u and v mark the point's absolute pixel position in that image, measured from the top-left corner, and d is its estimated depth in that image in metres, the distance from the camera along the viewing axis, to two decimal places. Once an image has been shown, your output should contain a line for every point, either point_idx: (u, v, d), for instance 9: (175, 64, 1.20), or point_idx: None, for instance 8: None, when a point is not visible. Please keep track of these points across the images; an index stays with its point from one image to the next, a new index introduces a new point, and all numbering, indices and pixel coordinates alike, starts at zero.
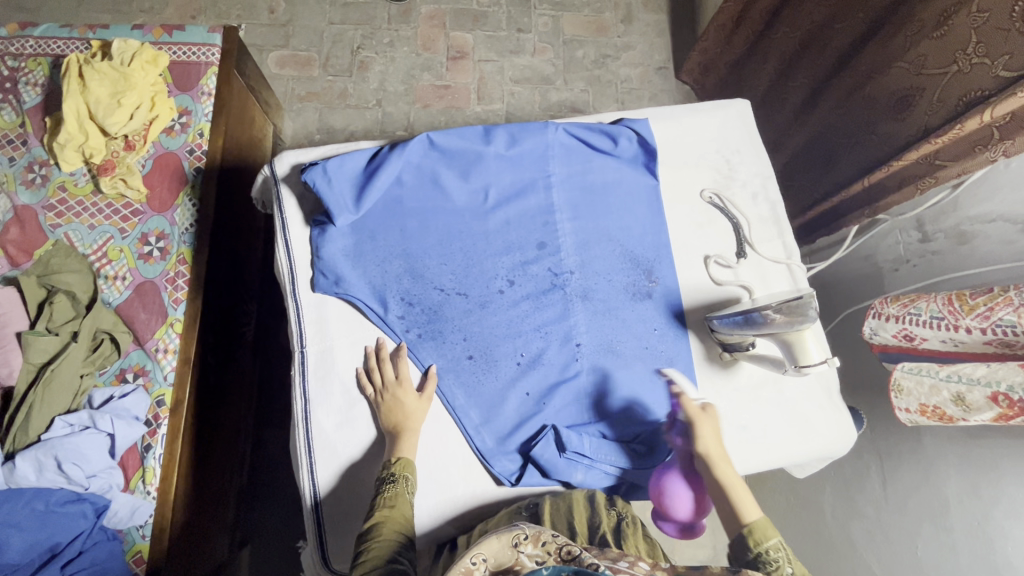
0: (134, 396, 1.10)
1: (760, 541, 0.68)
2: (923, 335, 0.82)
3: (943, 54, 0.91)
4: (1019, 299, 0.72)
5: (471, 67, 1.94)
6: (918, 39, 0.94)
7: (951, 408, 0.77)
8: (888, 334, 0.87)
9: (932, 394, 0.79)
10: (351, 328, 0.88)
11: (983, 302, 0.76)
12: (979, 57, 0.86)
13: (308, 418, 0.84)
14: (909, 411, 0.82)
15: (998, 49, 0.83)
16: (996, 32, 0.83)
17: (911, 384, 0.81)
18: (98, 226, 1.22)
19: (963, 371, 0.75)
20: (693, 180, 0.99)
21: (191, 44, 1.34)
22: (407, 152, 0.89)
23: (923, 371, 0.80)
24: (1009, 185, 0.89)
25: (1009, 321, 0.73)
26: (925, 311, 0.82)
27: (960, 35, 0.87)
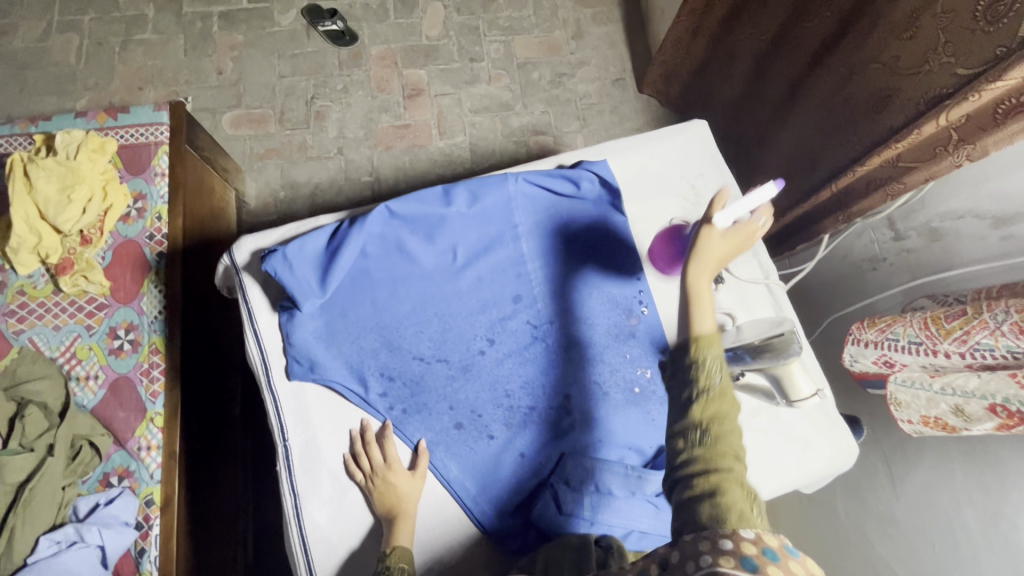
0: (120, 500, 1.06)
1: (701, 348, 0.62)
2: (903, 360, 0.83)
3: (915, 54, 0.89)
4: (994, 321, 0.72)
5: (429, 103, 1.92)
6: (888, 43, 0.94)
7: (954, 419, 0.78)
8: (868, 361, 0.88)
9: (931, 407, 0.80)
10: (333, 413, 0.85)
11: (959, 325, 0.75)
12: (946, 57, 0.84)
13: (300, 513, 0.81)
14: (912, 423, 0.84)
15: (961, 47, 0.81)
16: (962, 32, 0.81)
17: (908, 398, 0.83)
18: (63, 326, 1.18)
19: (956, 383, 0.76)
20: (661, 211, 0.98)
21: (138, 126, 1.31)
22: (367, 225, 0.86)
23: (917, 384, 0.81)
24: (970, 182, 0.89)
25: (988, 344, 0.72)
26: (903, 337, 0.82)
27: (928, 37, 0.86)
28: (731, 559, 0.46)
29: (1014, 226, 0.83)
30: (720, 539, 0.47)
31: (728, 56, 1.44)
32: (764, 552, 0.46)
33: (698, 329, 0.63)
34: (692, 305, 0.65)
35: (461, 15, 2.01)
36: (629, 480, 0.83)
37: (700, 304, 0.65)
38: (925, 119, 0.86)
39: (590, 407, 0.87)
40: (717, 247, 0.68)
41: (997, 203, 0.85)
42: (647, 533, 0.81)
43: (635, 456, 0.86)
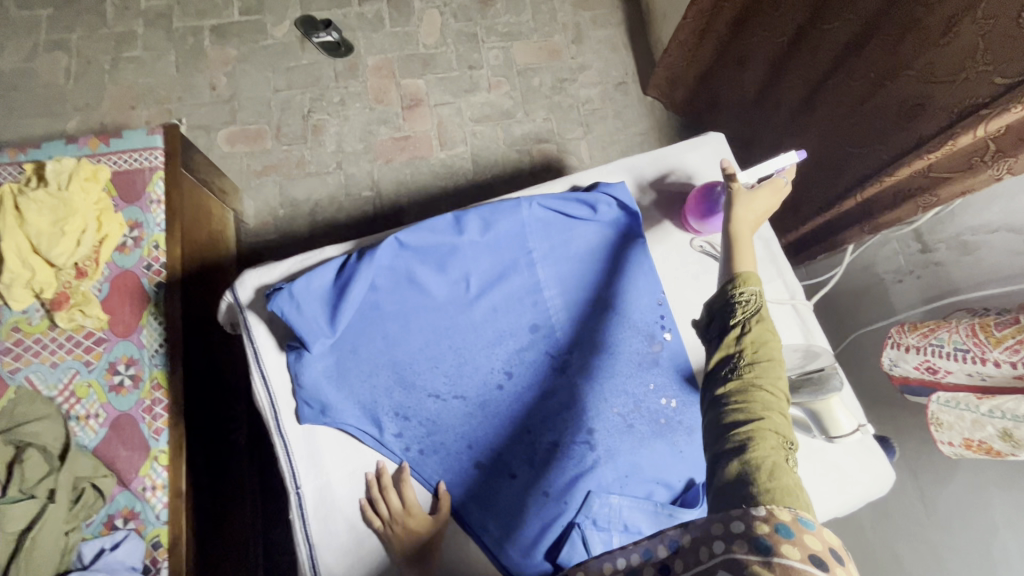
0: (126, 545, 1.02)
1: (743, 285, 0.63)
2: (948, 368, 0.80)
3: (951, 62, 0.85)
4: None
5: (428, 113, 1.88)
6: (923, 49, 0.89)
7: (999, 444, 0.73)
8: (910, 366, 0.86)
9: (975, 429, 0.75)
10: (347, 457, 0.82)
11: (1011, 334, 0.72)
12: (983, 65, 0.80)
13: (316, 565, 0.77)
14: (953, 445, 0.79)
15: (1001, 53, 0.78)
16: (1002, 39, 0.77)
17: (951, 419, 0.78)
18: (61, 362, 1.14)
19: (1005, 406, 0.71)
20: (681, 232, 0.94)
21: (131, 150, 1.26)
22: (377, 258, 0.82)
23: (962, 405, 0.77)
24: (1007, 195, 0.84)
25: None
26: (948, 343, 0.80)
27: (964, 43, 0.82)
28: (743, 541, 0.46)
29: None
30: (733, 521, 0.47)
31: (744, 60, 1.42)
32: (776, 530, 0.45)
33: (737, 263, 0.67)
34: (732, 238, 0.70)
35: (458, 22, 1.97)
36: (659, 517, 0.81)
37: (738, 244, 0.70)
38: (961, 129, 0.82)
39: (614, 441, 0.83)
40: (758, 198, 0.74)
41: None
42: None
43: (663, 491, 0.83)
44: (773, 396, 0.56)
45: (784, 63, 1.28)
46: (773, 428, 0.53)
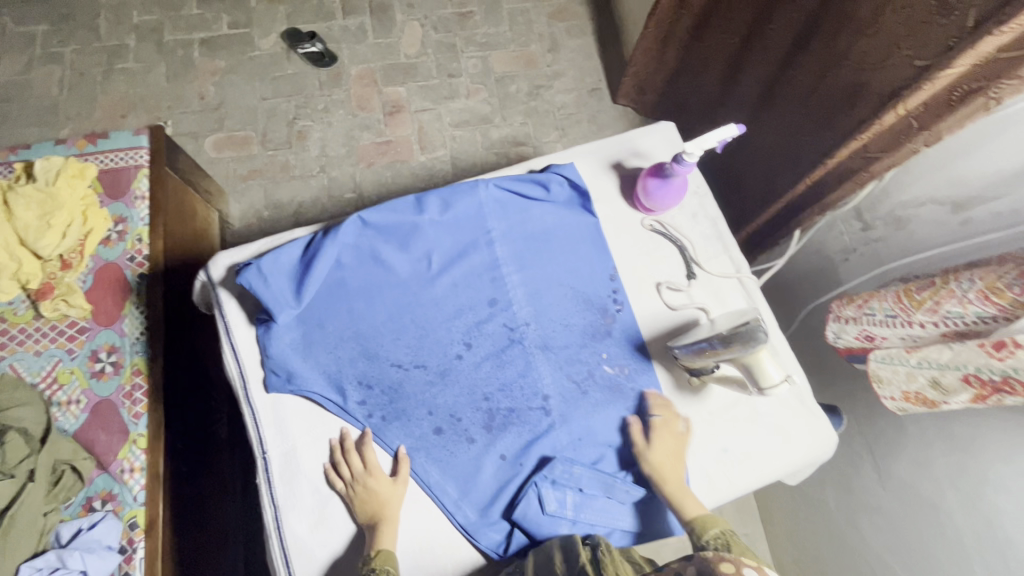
0: (103, 524, 1.05)
1: (703, 533, 0.75)
2: (883, 334, 0.84)
3: (880, 49, 0.91)
4: (961, 290, 0.73)
5: (409, 119, 1.95)
6: (857, 37, 0.95)
7: (931, 393, 0.78)
8: (850, 336, 0.89)
9: (910, 381, 0.79)
10: (312, 424, 0.85)
11: (929, 296, 0.76)
12: (906, 50, 0.85)
13: (280, 526, 0.80)
14: (894, 399, 0.83)
15: (921, 40, 0.82)
16: (920, 25, 0.82)
17: (888, 374, 0.82)
18: (44, 351, 1.18)
19: (930, 356, 0.76)
20: (632, 213, 1.00)
21: (118, 150, 1.32)
22: (341, 235, 0.87)
23: (896, 360, 0.80)
24: (928, 171, 0.91)
25: (957, 312, 0.74)
26: (879, 311, 0.83)
27: (890, 33, 0.88)
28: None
29: (972, 209, 0.85)
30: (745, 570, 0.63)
31: (700, 63, 1.49)
32: None
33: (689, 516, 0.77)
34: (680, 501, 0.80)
35: (438, 33, 2.06)
36: (611, 479, 0.84)
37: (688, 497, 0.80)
38: (885, 109, 0.90)
39: (568, 405, 0.88)
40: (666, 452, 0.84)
41: (955, 189, 0.87)
42: (630, 529, 0.83)
43: (615, 454, 0.87)
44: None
45: (737, 64, 1.36)
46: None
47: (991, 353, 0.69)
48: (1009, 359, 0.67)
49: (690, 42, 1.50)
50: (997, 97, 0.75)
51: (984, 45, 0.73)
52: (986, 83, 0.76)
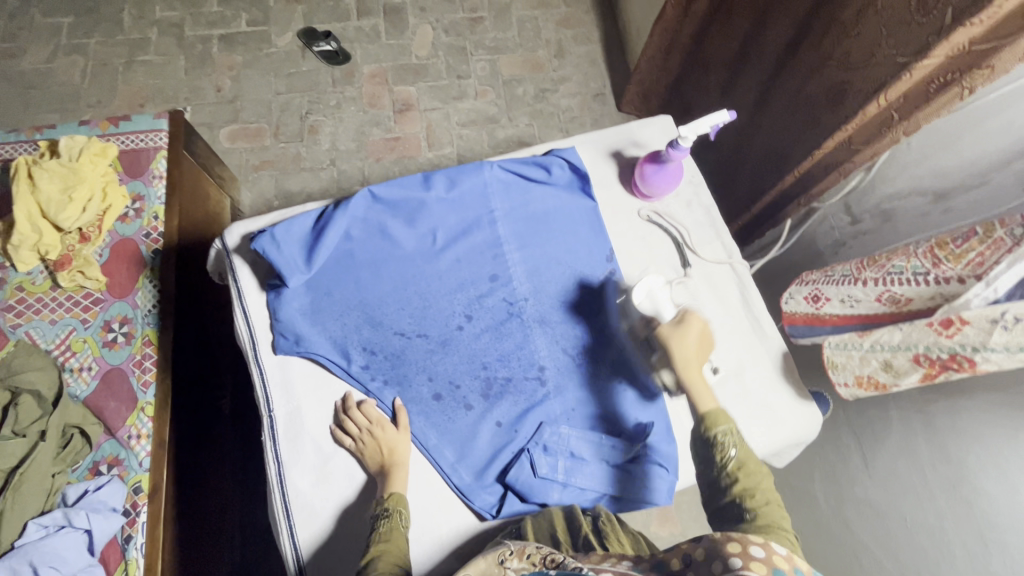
0: (109, 486, 1.08)
1: (712, 427, 0.74)
2: (829, 294, 0.90)
3: (863, 49, 0.97)
4: (914, 249, 0.81)
5: (418, 117, 2.01)
6: (841, 39, 1.02)
7: (883, 376, 0.81)
8: (801, 297, 0.95)
9: (863, 365, 0.82)
10: (317, 386, 0.89)
11: (884, 256, 0.84)
12: (890, 49, 0.90)
13: (284, 481, 0.84)
14: (848, 385, 0.86)
15: (904, 39, 0.87)
16: (898, 23, 0.88)
17: (843, 360, 0.85)
18: (59, 320, 1.22)
19: (882, 339, 0.79)
20: (630, 200, 1.04)
21: (139, 132, 1.38)
22: (351, 208, 0.92)
23: (850, 345, 0.84)
24: (913, 163, 0.95)
25: (900, 266, 0.80)
26: (838, 272, 0.91)
27: (871, 34, 0.95)
28: (761, 565, 0.53)
29: (952, 198, 0.90)
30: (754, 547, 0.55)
31: (702, 68, 1.54)
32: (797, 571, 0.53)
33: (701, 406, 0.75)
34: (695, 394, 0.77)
35: (449, 36, 2.13)
36: (603, 448, 0.88)
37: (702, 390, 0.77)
38: (869, 100, 0.94)
39: (563, 378, 0.93)
40: (691, 336, 0.82)
41: (938, 180, 0.92)
42: (620, 497, 0.86)
43: (606, 426, 0.90)
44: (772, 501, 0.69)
45: (734, 68, 1.41)
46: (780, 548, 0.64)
47: (941, 332, 0.72)
48: (957, 336, 0.70)
49: (693, 49, 1.57)
50: (970, 87, 0.79)
51: (959, 36, 0.77)
52: (961, 74, 0.80)
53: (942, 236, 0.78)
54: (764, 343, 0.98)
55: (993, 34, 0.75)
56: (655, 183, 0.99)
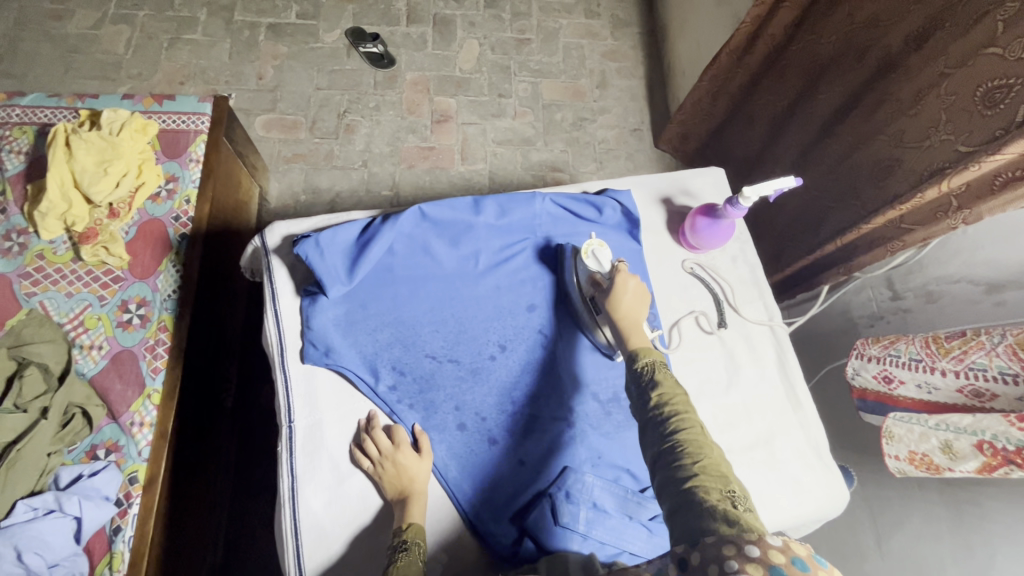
0: (105, 474, 1.04)
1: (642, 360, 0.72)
2: (902, 377, 0.87)
3: (918, 129, 0.97)
4: (990, 343, 0.76)
5: (455, 129, 2.01)
6: (897, 116, 1.01)
7: (939, 457, 0.78)
8: (869, 375, 0.92)
9: (921, 441, 0.80)
10: (341, 400, 0.87)
11: (957, 345, 0.80)
12: (947, 134, 0.91)
13: (295, 496, 0.81)
14: (899, 459, 0.84)
15: (963, 126, 0.88)
16: (962, 112, 0.88)
17: (902, 432, 0.83)
18: (75, 294, 1.19)
19: (950, 419, 0.77)
20: (676, 249, 1.04)
21: (181, 113, 1.37)
22: (399, 224, 0.90)
23: (914, 419, 0.82)
24: (967, 250, 0.96)
25: (981, 363, 0.77)
26: (905, 353, 0.87)
27: (931, 115, 0.94)
28: (758, 567, 0.49)
29: (1006, 292, 0.89)
30: (747, 547, 0.51)
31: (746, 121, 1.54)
32: (792, 562, 0.49)
33: (632, 344, 0.75)
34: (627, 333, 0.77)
35: (495, 54, 2.13)
36: (627, 503, 0.85)
37: (637, 332, 0.77)
38: (927, 184, 0.92)
39: (580, 343, 0.94)
40: (625, 291, 0.82)
41: (990, 270, 0.92)
42: (638, 554, 0.82)
43: (629, 478, 0.88)
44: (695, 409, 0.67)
45: (776, 127, 1.40)
46: (711, 474, 0.60)
47: (1013, 423, 0.70)
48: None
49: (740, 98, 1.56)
50: None
51: None
52: None
53: (1020, 338, 0.73)
54: (797, 413, 0.97)
55: None
56: (708, 237, 0.99)
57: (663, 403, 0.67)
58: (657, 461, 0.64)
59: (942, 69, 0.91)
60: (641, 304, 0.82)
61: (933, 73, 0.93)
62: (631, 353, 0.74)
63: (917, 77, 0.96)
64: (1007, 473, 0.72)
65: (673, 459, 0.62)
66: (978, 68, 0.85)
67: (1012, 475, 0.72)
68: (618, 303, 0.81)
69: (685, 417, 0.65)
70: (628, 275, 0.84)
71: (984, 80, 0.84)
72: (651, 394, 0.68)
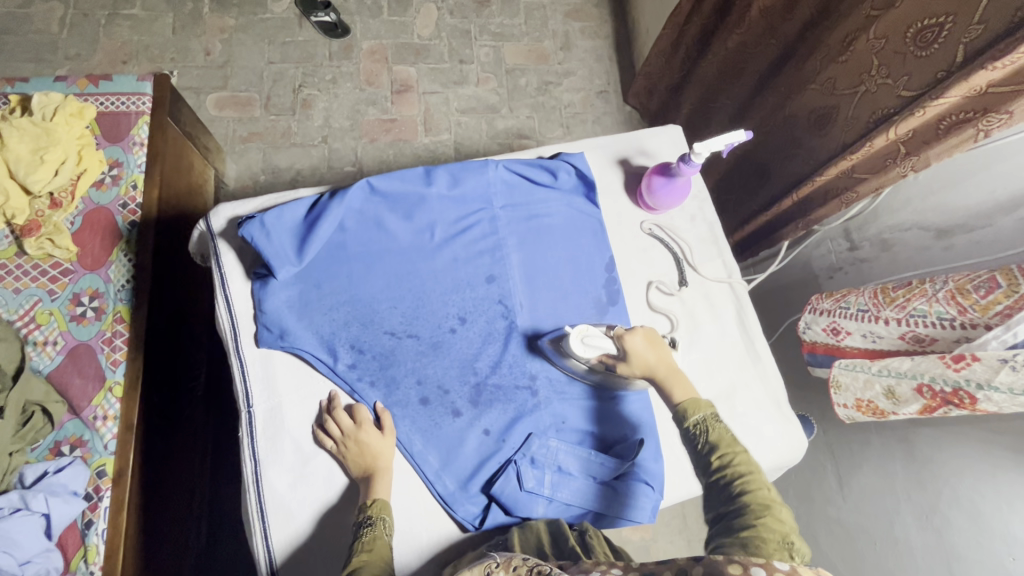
0: (70, 469, 1.02)
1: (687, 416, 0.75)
2: (849, 328, 0.88)
3: (850, 75, 0.97)
4: (933, 290, 0.78)
5: (417, 100, 1.95)
6: (826, 63, 1.01)
7: (884, 402, 0.81)
8: (819, 328, 0.93)
9: (866, 388, 0.83)
10: (301, 382, 0.86)
11: (902, 294, 0.82)
12: (882, 78, 0.91)
13: (260, 480, 0.81)
14: (847, 407, 0.87)
15: (899, 70, 0.87)
16: (894, 55, 0.88)
17: (848, 381, 0.85)
18: (23, 289, 1.15)
19: (891, 365, 0.79)
20: (634, 211, 1.03)
21: (119, 94, 1.30)
22: (348, 198, 0.88)
23: (858, 367, 0.84)
24: (919, 197, 0.96)
25: (922, 310, 0.78)
26: (853, 305, 0.88)
27: (860, 61, 0.94)
28: None
29: (954, 237, 0.90)
30: (753, 569, 0.54)
31: None
32: None
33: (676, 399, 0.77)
34: (665, 381, 0.80)
35: (454, 18, 2.05)
36: (590, 464, 0.87)
37: (673, 377, 0.80)
38: (877, 132, 0.91)
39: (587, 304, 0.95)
40: (640, 350, 0.82)
41: (940, 216, 0.93)
42: (603, 513, 0.85)
43: (594, 442, 0.89)
44: (757, 468, 0.70)
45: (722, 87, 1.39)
46: (771, 527, 0.63)
47: (949, 365, 0.71)
48: (964, 370, 0.70)
49: None
50: (985, 131, 0.77)
51: (977, 79, 0.74)
52: (978, 115, 0.77)
53: (962, 283, 0.75)
54: (757, 366, 0.98)
55: (1013, 78, 0.72)
56: (665, 198, 0.98)
57: (726, 464, 0.70)
58: (719, 522, 0.67)
59: (869, 11, 0.91)
60: (660, 350, 0.83)
61: (861, 17, 0.92)
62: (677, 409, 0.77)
63: (847, 20, 0.95)
64: (945, 413, 0.75)
65: (736, 514, 0.66)
66: (906, 9, 0.84)
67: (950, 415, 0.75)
68: (647, 363, 0.81)
69: (749, 480, 0.68)
70: (632, 334, 0.83)
71: (916, 21, 0.83)
72: (712, 457, 0.71)
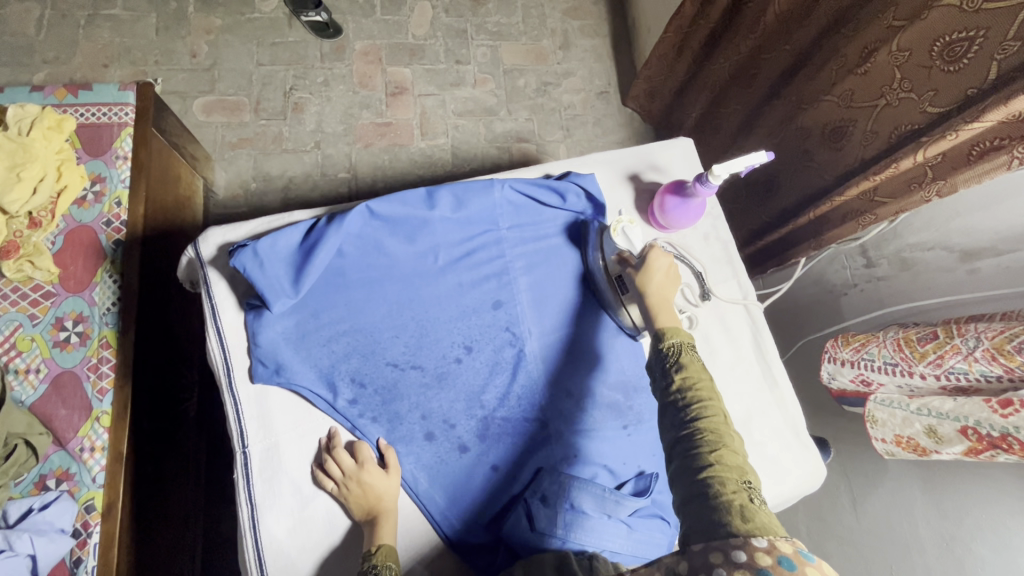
0: (57, 506, 0.97)
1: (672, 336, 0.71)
2: (880, 380, 0.85)
3: (870, 89, 0.93)
4: (966, 346, 0.74)
5: (412, 102, 1.88)
6: (842, 75, 0.98)
7: (924, 440, 0.78)
8: (846, 378, 0.90)
9: (905, 426, 0.80)
10: (298, 419, 0.82)
11: (932, 349, 0.78)
12: (903, 92, 0.87)
13: (256, 526, 0.77)
14: (885, 441, 0.84)
15: (925, 83, 0.84)
16: (919, 69, 0.84)
17: (885, 416, 0.83)
18: (3, 314, 1.10)
19: (932, 404, 0.77)
20: (647, 230, 0.98)
21: (101, 104, 1.23)
22: (346, 224, 0.82)
23: (895, 404, 0.81)
24: (941, 216, 0.93)
25: (961, 368, 0.75)
26: (878, 356, 0.85)
27: (881, 73, 0.90)
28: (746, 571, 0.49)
29: (980, 260, 0.87)
30: (734, 552, 0.51)
31: None
32: (778, 562, 0.49)
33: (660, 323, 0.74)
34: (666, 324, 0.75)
35: (449, 16, 1.98)
36: (606, 502, 0.77)
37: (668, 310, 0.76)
38: (904, 154, 0.86)
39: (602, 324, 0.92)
40: (657, 269, 0.79)
41: (966, 237, 0.90)
42: (619, 552, 0.75)
43: (607, 475, 0.84)
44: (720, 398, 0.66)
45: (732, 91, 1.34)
46: (729, 464, 0.59)
47: (995, 410, 0.69)
48: (1012, 417, 0.67)
49: None
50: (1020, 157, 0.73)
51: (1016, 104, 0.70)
52: (1012, 141, 0.74)
53: (1000, 342, 0.71)
54: (773, 392, 0.95)
55: None
56: (679, 218, 0.94)
57: (686, 392, 0.66)
58: (677, 453, 0.63)
59: (891, 22, 0.87)
60: (672, 283, 0.79)
61: (881, 28, 0.88)
62: (656, 331, 0.73)
63: (865, 31, 0.91)
64: (991, 456, 0.72)
65: (691, 444, 0.61)
66: (933, 21, 0.79)
67: (998, 458, 0.72)
68: (654, 283, 0.78)
69: (710, 407, 0.64)
70: (660, 254, 0.81)
71: (945, 33, 0.79)
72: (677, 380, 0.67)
